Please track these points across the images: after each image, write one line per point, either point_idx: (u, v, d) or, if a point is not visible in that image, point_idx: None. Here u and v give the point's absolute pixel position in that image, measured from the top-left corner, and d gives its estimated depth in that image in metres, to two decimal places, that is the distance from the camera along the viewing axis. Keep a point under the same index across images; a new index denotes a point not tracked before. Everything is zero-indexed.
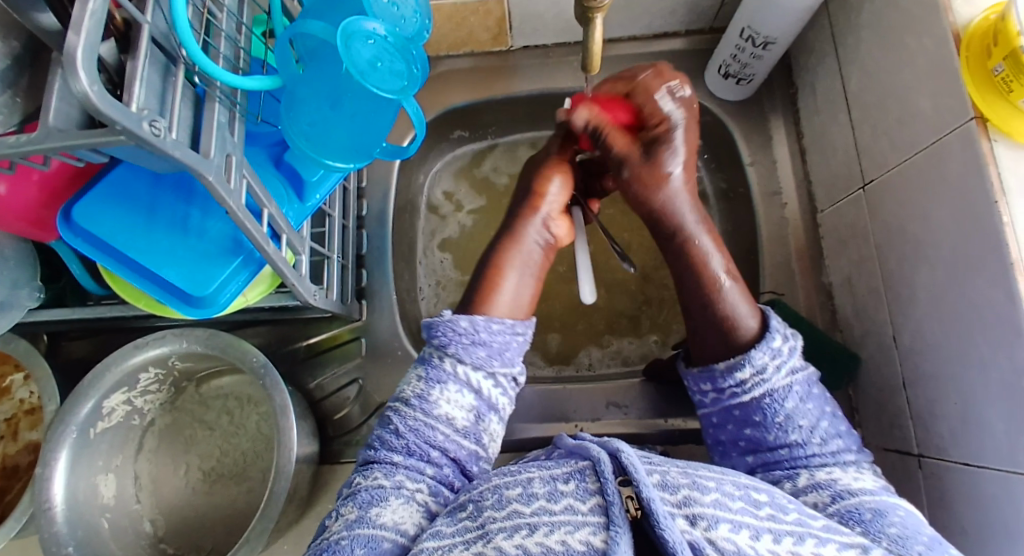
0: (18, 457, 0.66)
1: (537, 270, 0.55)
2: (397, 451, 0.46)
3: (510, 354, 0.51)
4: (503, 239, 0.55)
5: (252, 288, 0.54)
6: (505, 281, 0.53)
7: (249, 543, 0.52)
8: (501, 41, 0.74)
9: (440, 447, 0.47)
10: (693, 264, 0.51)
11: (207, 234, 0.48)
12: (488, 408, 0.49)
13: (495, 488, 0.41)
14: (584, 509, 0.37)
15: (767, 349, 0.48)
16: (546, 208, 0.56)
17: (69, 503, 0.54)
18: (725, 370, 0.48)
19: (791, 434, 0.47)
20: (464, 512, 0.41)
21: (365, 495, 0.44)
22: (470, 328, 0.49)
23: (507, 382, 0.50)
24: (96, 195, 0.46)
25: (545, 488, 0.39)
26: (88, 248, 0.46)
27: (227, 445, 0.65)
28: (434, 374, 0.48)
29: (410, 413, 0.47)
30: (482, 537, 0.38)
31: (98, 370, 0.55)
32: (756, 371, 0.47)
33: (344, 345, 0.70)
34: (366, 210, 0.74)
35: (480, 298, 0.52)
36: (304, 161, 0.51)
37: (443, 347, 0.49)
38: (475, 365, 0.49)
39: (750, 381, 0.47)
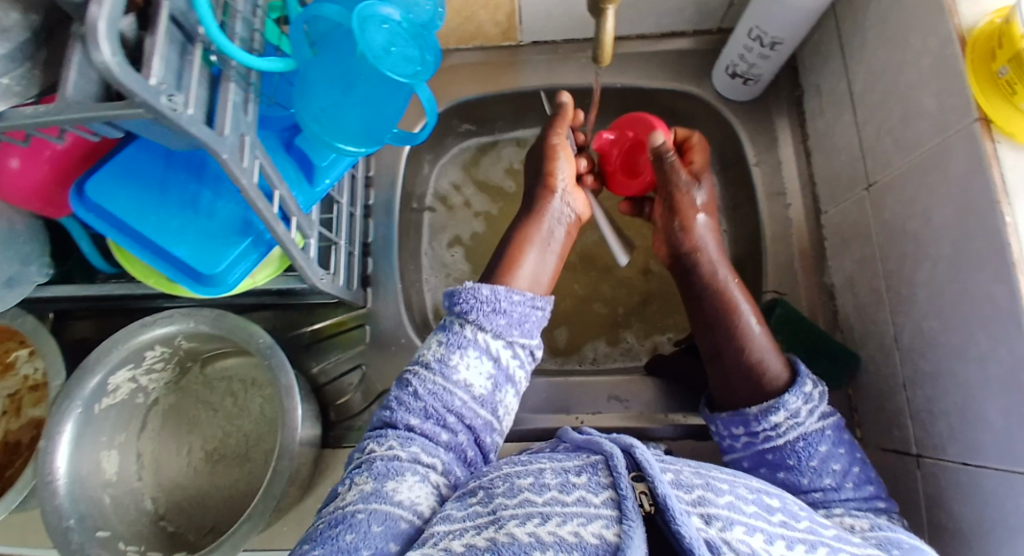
0: (21, 434, 0.67)
1: (559, 247, 0.58)
2: (414, 414, 0.47)
3: (530, 326, 0.51)
4: (524, 218, 0.58)
5: (260, 270, 0.55)
6: (527, 255, 0.55)
7: (251, 521, 0.52)
8: (510, 35, 0.75)
9: (457, 412, 0.47)
10: (722, 307, 0.54)
11: (217, 215, 0.48)
12: (505, 378, 0.50)
13: (506, 476, 0.41)
14: (596, 502, 0.37)
15: (800, 394, 0.50)
16: (559, 187, 0.59)
17: (72, 478, 0.54)
18: (758, 414, 0.49)
19: (826, 477, 0.48)
20: (474, 498, 0.41)
21: (380, 467, 0.44)
22: (492, 297, 0.50)
23: (524, 354, 0.51)
24: (106, 171, 0.47)
25: (556, 479, 0.39)
26: (100, 223, 0.47)
27: (231, 427, 0.65)
28: (454, 339, 0.49)
29: (430, 378, 0.48)
30: (494, 522, 0.38)
31: (105, 346, 0.56)
32: (790, 415, 0.49)
33: (348, 331, 0.71)
34: (373, 199, 0.74)
35: (505, 268, 0.54)
36: (316, 145, 0.52)
37: (464, 314, 0.49)
38: (495, 333, 0.49)
39: (785, 425, 0.49)
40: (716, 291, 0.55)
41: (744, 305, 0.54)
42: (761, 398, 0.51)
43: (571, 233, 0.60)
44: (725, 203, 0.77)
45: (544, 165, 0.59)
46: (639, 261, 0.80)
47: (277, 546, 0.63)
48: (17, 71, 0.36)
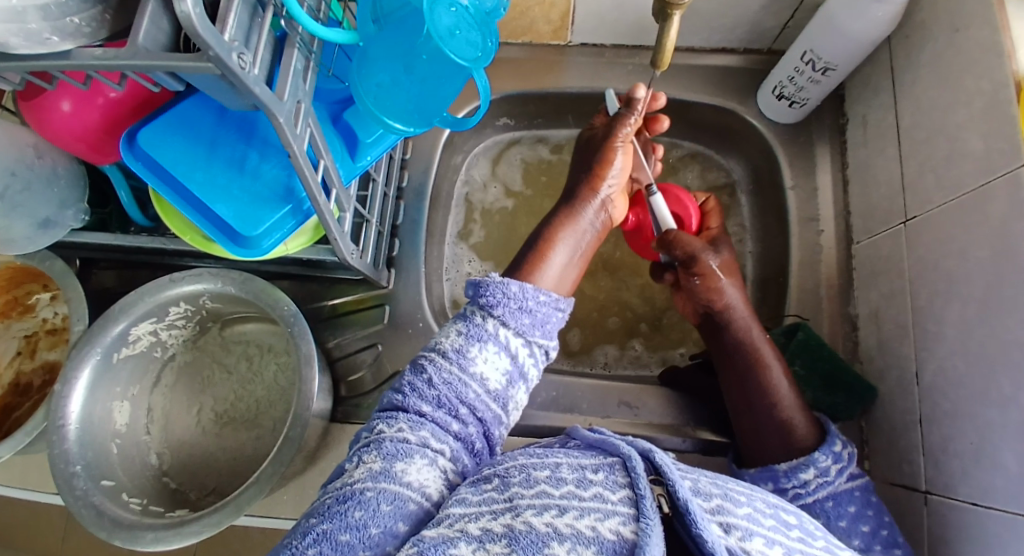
0: (32, 376, 0.67)
1: (588, 246, 0.59)
2: (427, 401, 0.46)
3: (549, 328, 0.52)
4: (562, 212, 0.59)
5: (293, 239, 0.55)
6: (556, 249, 0.56)
7: (257, 484, 0.52)
8: (560, 35, 0.75)
9: (469, 404, 0.47)
10: (756, 362, 0.55)
11: (261, 178, 0.48)
12: (518, 376, 0.50)
13: (522, 467, 0.42)
14: (614, 499, 0.37)
15: (831, 453, 0.51)
16: (604, 188, 0.59)
17: (82, 423, 0.55)
18: (788, 470, 0.50)
19: (854, 538, 0.48)
20: (489, 485, 0.41)
21: (390, 447, 0.43)
22: (520, 294, 0.50)
23: (540, 354, 0.51)
24: (163, 122, 0.48)
25: (573, 474, 0.39)
26: (146, 171, 0.47)
27: (243, 391, 0.65)
28: (475, 331, 0.49)
29: (446, 367, 0.47)
30: (510, 510, 0.38)
31: (132, 297, 0.56)
32: (820, 473, 0.50)
33: (367, 309, 0.71)
34: (407, 182, 0.75)
35: (530, 264, 0.55)
36: (363, 119, 0.52)
37: (489, 307, 0.49)
38: (516, 331, 0.49)
39: (815, 482, 0.50)
40: (750, 350, 0.56)
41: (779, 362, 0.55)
42: (790, 454, 0.52)
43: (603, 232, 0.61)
44: (754, 223, 0.77)
45: (596, 162, 0.59)
46: None
47: (275, 515, 0.63)
48: (89, 12, 0.34)
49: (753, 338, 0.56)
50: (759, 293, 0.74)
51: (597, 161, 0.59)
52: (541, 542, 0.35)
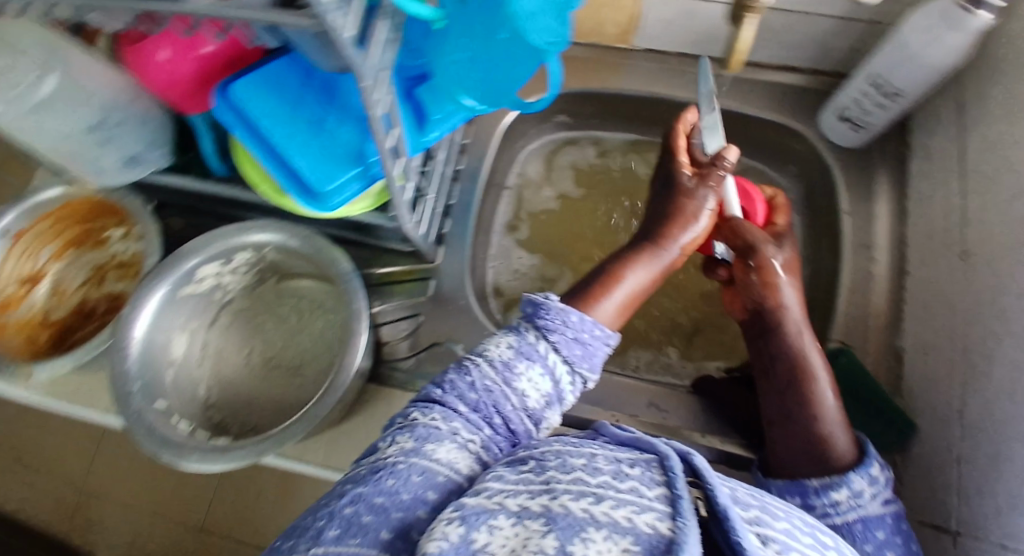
0: (97, 302, 0.73)
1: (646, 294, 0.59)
2: (464, 402, 0.47)
3: (596, 362, 0.52)
4: (630, 255, 0.59)
5: (355, 202, 0.59)
6: (622, 290, 0.56)
7: (300, 423, 0.56)
8: (625, 38, 0.77)
9: (504, 416, 0.47)
10: (795, 384, 0.56)
11: (337, 139, 0.52)
12: (555, 399, 0.50)
13: (558, 453, 0.42)
14: (651, 495, 0.37)
15: (866, 475, 0.49)
16: (681, 245, 0.59)
17: (144, 344, 0.59)
18: (819, 487, 0.49)
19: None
20: (526, 466, 0.42)
21: (421, 430, 0.44)
22: (578, 324, 0.51)
23: (581, 384, 0.51)
24: (255, 77, 0.51)
25: (610, 466, 0.40)
26: (234, 119, 0.51)
27: (291, 341, 0.69)
28: (525, 349, 0.49)
29: (490, 375, 0.48)
30: (547, 492, 0.38)
31: (206, 237, 0.62)
32: (852, 494, 0.48)
33: (412, 281, 0.74)
34: (463, 165, 0.78)
35: (593, 296, 0.55)
36: (435, 96, 0.55)
37: (545, 330, 0.50)
38: (566, 360, 0.50)
39: (846, 503, 0.48)
40: (792, 364, 0.56)
41: (825, 379, 0.55)
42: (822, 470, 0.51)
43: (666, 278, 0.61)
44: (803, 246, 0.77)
45: (685, 210, 0.60)
46: (703, 283, 0.81)
47: (305, 458, 0.65)
48: None
49: (799, 355, 0.56)
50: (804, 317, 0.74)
51: (677, 217, 0.60)
52: (577, 527, 0.35)
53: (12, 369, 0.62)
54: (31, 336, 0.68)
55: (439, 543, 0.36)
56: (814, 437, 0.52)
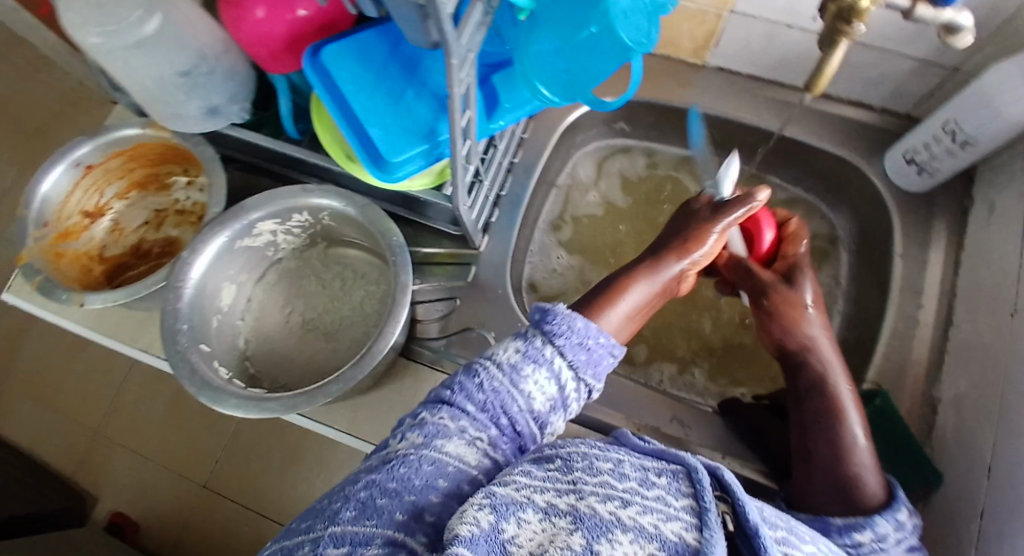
0: (153, 245, 0.75)
1: (647, 312, 0.60)
2: (472, 402, 0.47)
3: (601, 369, 0.51)
4: (635, 269, 0.60)
5: (418, 178, 0.59)
6: (625, 299, 0.57)
7: (341, 380, 0.56)
8: (699, 54, 0.77)
9: (511, 417, 0.46)
10: (831, 414, 0.55)
11: (412, 113, 0.53)
12: (561, 405, 0.49)
13: (585, 454, 0.41)
14: (676, 505, 0.36)
15: (892, 520, 0.47)
16: (687, 261, 0.61)
17: (196, 290, 0.61)
18: (842, 527, 0.47)
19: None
20: (553, 465, 0.41)
21: (431, 427, 0.45)
22: (583, 330, 0.50)
23: (586, 392, 0.50)
24: (344, 45, 0.54)
25: (636, 472, 0.39)
26: (319, 80, 0.53)
27: (331, 306, 0.70)
28: (531, 352, 0.48)
29: (497, 376, 0.47)
30: (573, 492, 0.37)
31: (267, 195, 0.63)
32: (875, 537, 0.47)
33: (451, 265, 0.74)
34: (519, 158, 0.78)
35: (596, 307, 0.56)
36: (509, 84, 0.56)
37: (551, 335, 0.49)
38: (571, 364, 0.49)
39: (868, 546, 0.46)
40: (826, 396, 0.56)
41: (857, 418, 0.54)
42: (849, 508, 0.49)
43: (669, 296, 0.63)
44: (847, 284, 0.77)
45: (689, 235, 0.61)
46: (739, 307, 0.81)
47: (327, 422, 0.68)
48: None
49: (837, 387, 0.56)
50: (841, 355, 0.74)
51: (690, 234, 0.61)
52: (604, 528, 0.35)
53: (69, 296, 0.62)
54: (86, 268, 0.71)
55: (470, 527, 0.36)
56: (844, 471, 0.51)
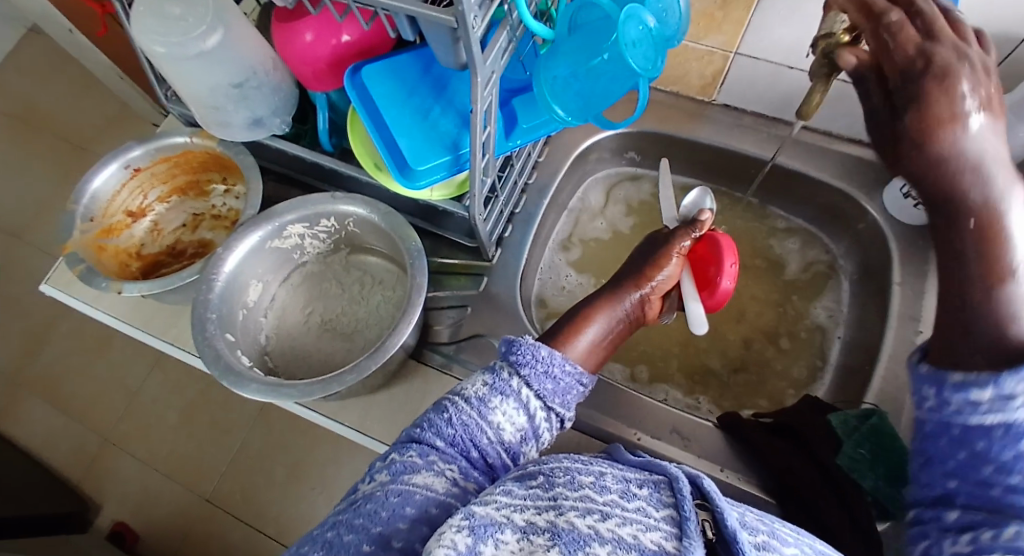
0: (187, 246, 0.81)
1: (617, 334, 0.66)
2: (442, 438, 0.51)
3: (569, 398, 0.56)
4: (598, 299, 0.67)
5: (438, 189, 0.64)
6: (590, 326, 0.64)
7: (357, 368, 0.60)
8: (707, 91, 0.81)
9: (481, 449, 0.51)
10: (980, 246, 0.44)
11: (437, 128, 0.58)
12: (532, 435, 0.54)
13: (567, 469, 0.43)
14: (656, 515, 0.38)
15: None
16: (646, 289, 0.68)
17: (227, 283, 0.66)
18: (959, 382, 0.44)
19: (1016, 475, 0.41)
20: (535, 482, 0.43)
21: (398, 466, 0.49)
22: (548, 359, 0.55)
23: (556, 421, 0.55)
24: (381, 66, 0.59)
25: (618, 485, 0.41)
26: (356, 96, 0.59)
27: (350, 308, 0.74)
28: (499, 385, 0.53)
29: (466, 410, 0.52)
30: (553, 508, 0.40)
31: (299, 200, 0.68)
32: (998, 396, 0.42)
33: (465, 276, 0.78)
34: (534, 179, 0.83)
35: (565, 335, 0.63)
36: (527, 107, 0.61)
37: (517, 366, 0.54)
38: (538, 394, 0.54)
39: (988, 404, 0.42)
40: (977, 214, 0.43)
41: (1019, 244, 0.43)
42: (994, 362, 0.43)
43: (636, 323, 0.69)
44: (848, 312, 0.80)
45: (646, 265, 0.68)
46: (742, 331, 0.83)
47: (340, 418, 0.71)
48: None
49: (995, 200, 0.43)
50: (843, 380, 0.76)
51: (646, 264, 0.68)
52: (582, 542, 0.37)
53: (107, 284, 0.67)
54: (125, 263, 0.76)
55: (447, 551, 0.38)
56: (998, 316, 0.43)
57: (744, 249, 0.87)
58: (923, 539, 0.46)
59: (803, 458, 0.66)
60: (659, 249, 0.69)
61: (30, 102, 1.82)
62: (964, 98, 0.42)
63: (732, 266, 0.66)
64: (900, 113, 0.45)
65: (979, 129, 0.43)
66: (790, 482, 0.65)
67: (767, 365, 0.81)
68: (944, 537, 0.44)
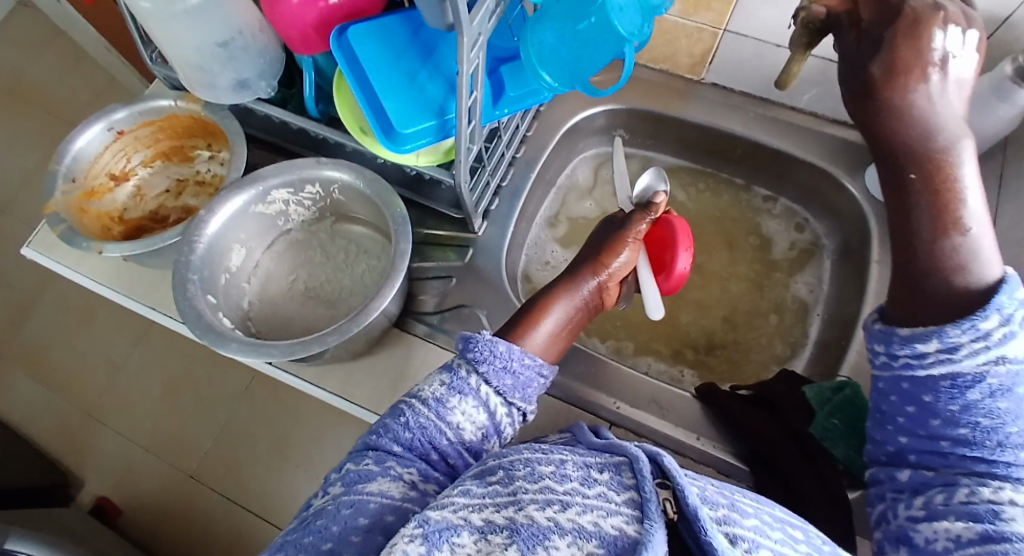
0: (171, 212, 0.80)
1: (575, 322, 0.66)
2: (399, 443, 0.52)
3: (530, 391, 0.58)
4: (554, 288, 0.67)
5: (424, 155, 0.65)
6: (547, 317, 0.64)
7: (340, 330, 0.60)
8: (695, 70, 0.82)
9: (440, 451, 0.52)
10: (930, 192, 0.47)
11: (423, 93, 0.58)
12: (494, 431, 0.55)
13: (526, 460, 0.45)
14: (617, 500, 0.40)
15: (970, 329, 0.44)
16: (602, 276, 0.68)
17: (209, 246, 0.66)
18: (906, 338, 0.47)
19: (961, 428, 0.46)
20: (494, 478, 0.45)
21: (352, 476, 0.50)
22: (506, 354, 0.56)
23: (518, 415, 0.57)
24: (368, 28, 0.59)
25: (578, 472, 0.42)
26: (343, 58, 0.59)
27: (333, 277, 0.74)
28: (457, 384, 0.54)
29: (423, 413, 0.53)
30: (512, 503, 0.41)
31: (284, 165, 0.68)
32: (944, 347, 0.45)
33: (451, 247, 0.79)
34: (521, 153, 0.83)
35: (522, 329, 0.63)
36: (515, 76, 0.61)
37: (475, 363, 0.55)
38: (498, 390, 0.55)
39: (933, 357, 0.46)
40: (928, 163, 0.47)
41: (966, 192, 0.47)
42: (945, 316, 0.47)
43: (595, 310, 0.69)
44: (828, 291, 0.82)
45: (601, 251, 0.69)
46: (724, 309, 0.84)
47: (322, 385, 0.71)
48: None
49: (942, 149, 0.47)
50: (821, 356, 0.77)
51: (602, 251, 0.69)
52: (541, 536, 0.38)
53: (89, 244, 0.66)
54: (107, 227, 0.74)
55: None
56: (939, 261, 0.47)
57: (729, 229, 0.88)
58: (880, 501, 0.51)
59: (779, 428, 0.67)
60: (613, 235, 0.69)
61: (15, 76, 1.79)
62: (935, 47, 0.48)
63: (687, 251, 0.69)
64: (870, 60, 0.50)
65: (938, 86, 0.48)
66: (766, 453, 0.66)
67: (747, 342, 0.82)
68: (898, 500, 0.49)
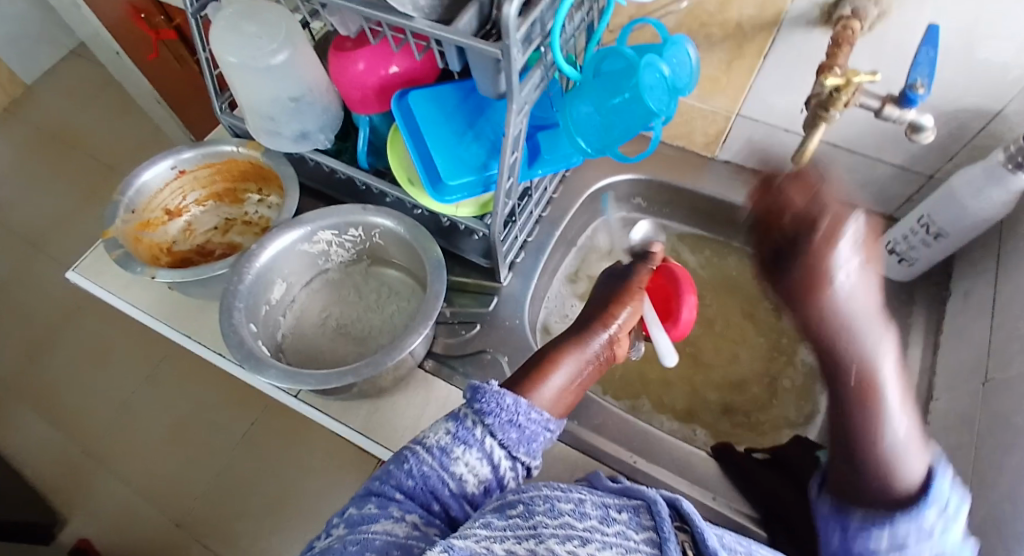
0: (216, 246, 0.86)
1: (585, 373, 0.67)
2: (401, 490, 0.53)
3: (535, 446, 0.58)
4: (563, 343, 0.68)
5: (462, 206, 0.70)
6: (556, 370, 0.65)
7: (373, 362, 0.63)
8: (710, 148, 0.90)
9: (443, 501, 0.53)
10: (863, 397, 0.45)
11: (468, 150, 0.64)
12: (496, 484, 0.56)
13: (546, 497, 0.45)
14: (637, 538, 0.41)
15: (915, 527, 0.47)
16: (612, 328, 0.69)
17: (256, 276, 0.71)
18: (860, 525, 0.51)
19: None
20: (515, 511, 0.45)
21: (357, 517, 0.51)
22: (513, 407, 0.57)
23: (522, 468, 0.57)
24: (425, 93, 0.66)
25: (597, 511, 0.43)
26: (401, 116, 0.66)
27: (364, 316, 0.78)
28: (463, 434, 0.55)
29: (427, 460, 0.54)
30: (534, 536, 0.42)
31: (333, 209, 0.73)
32: (893, 543, 0.49)
33: (477, 294, 0.83)
34: (548, 212, 0.89)
35: (529, 385, 0.63)
36: (551, 141, 0.68)
37: (481, 415, 0.56)
38: (502, 443, 0.56)
39: (886, 548, 0.49)
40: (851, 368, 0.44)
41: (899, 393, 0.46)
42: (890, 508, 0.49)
43: (604, 365, 0.70)
44: None
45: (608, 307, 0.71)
46: (736, 372, 0.87)
47: (346, 420, 0.73)
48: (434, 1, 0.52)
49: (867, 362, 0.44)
50: None
51: (611, 303, 0.71)
52: None
53: (142, 269, 0.71)
54: (156, 256, 0.79)
55: None
56: (872, 453, 0.47)
57: (741, 295, 0.92)
58: None
59: (791, 489, 0.68)
60: (623, 291, 0.73)
61: (64, 121, 1.91)
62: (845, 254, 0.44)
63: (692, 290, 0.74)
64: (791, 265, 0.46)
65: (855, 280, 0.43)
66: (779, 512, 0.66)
67: (758, 405, 0.84)
68: None
